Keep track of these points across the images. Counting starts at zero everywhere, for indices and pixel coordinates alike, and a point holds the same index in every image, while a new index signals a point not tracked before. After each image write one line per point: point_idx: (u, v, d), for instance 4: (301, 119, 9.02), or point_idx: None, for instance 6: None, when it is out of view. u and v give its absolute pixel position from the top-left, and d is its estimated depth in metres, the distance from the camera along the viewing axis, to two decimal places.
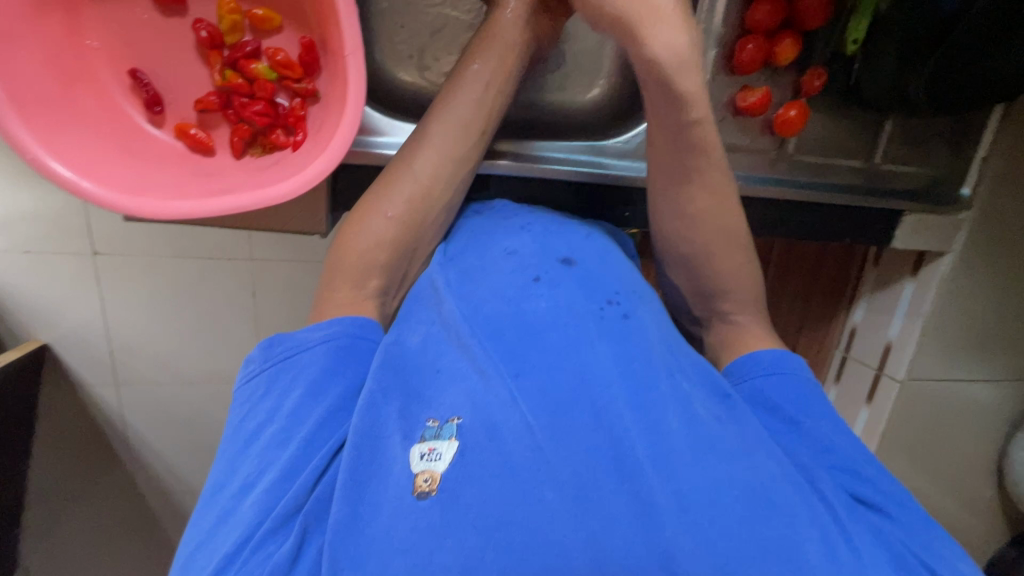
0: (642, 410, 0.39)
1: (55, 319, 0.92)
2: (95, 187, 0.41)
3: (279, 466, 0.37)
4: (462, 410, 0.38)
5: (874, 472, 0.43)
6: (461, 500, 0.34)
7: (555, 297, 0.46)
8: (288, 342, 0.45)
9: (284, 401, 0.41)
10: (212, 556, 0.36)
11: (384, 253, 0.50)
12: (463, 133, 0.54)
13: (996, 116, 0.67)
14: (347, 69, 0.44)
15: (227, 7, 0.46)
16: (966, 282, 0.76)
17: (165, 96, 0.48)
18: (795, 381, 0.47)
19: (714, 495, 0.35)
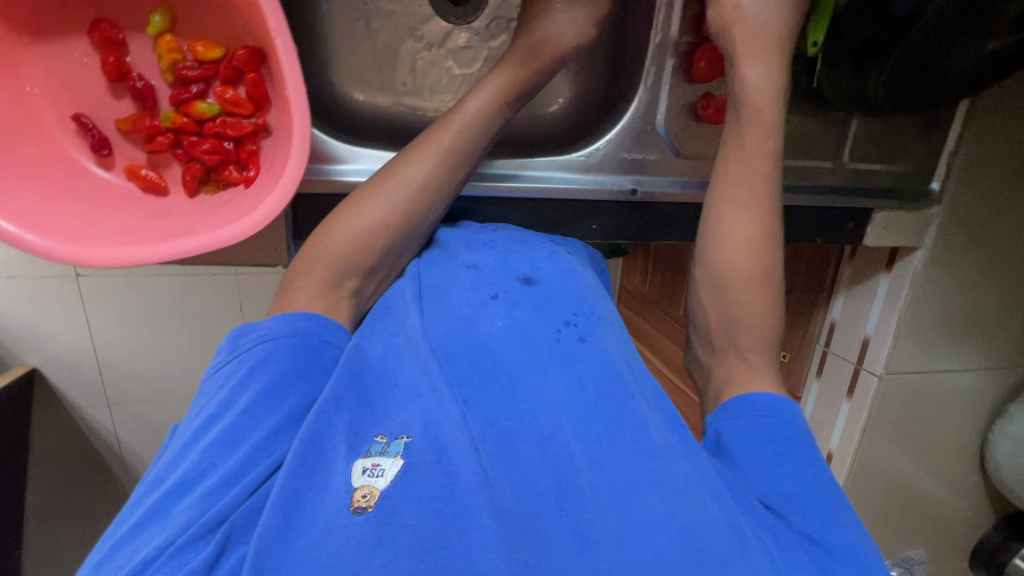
0: (593, 447, 0.38)
1: (38, 345, 0.92)
2: (40, 240, 0.41)
3: (219, 470, 0.35)
4: (413, 429, 0.38)
5: (838, 506, 0.41)
6: (397, 518, 0.33)
7: (512, 317, 0.47)
8: (251, 334, 0.44)
9: (236, 395, 0.39)
10: (127, 559, 0.32)
11: (367, 255, 0.49)
12: (467, 143, 0.54)
13: (962, 111, 0.67)
14: (291, 106, 0.44)
15: (166, 46, 0.46)
16: (940, 274, 0.76)
17: (111, 139, 0.48)
18: (787, 427, 0.45)
19: (651, 525, 0.35)
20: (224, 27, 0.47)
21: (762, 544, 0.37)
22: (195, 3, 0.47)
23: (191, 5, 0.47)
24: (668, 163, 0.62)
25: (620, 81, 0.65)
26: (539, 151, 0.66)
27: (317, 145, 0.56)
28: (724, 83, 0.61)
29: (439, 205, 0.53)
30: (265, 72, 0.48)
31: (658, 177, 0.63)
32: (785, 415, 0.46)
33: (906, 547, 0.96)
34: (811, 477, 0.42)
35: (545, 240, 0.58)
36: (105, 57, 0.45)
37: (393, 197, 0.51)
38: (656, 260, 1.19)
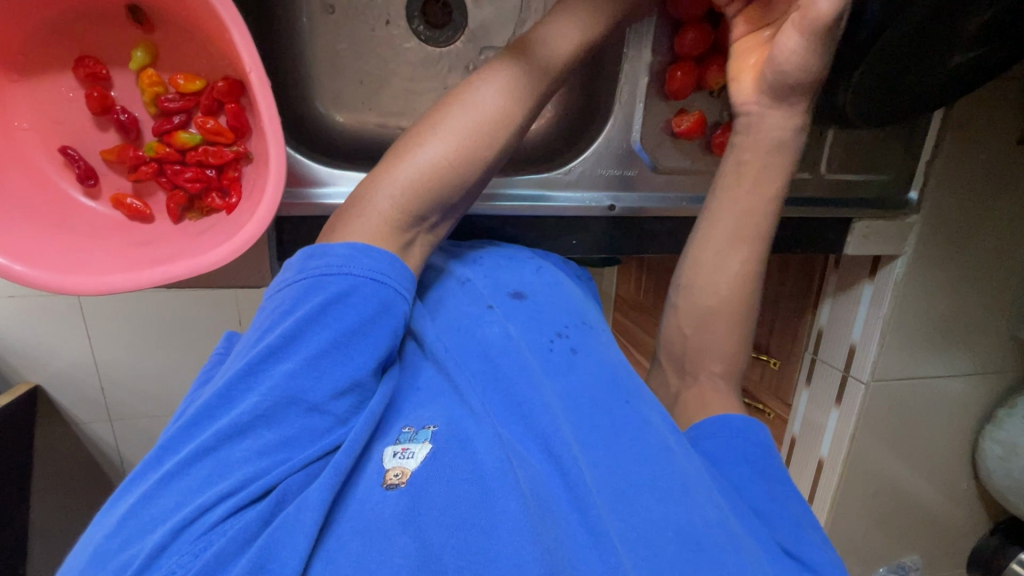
0: (596, 451, 0.41)
1: (41, 363, 0.94)
2: (27, 269, 0.42)
3: (280, 432, 0.36)
4: (439, 419, 0.39)
5: (808, 528, 0.43)
6: (428, 494, 0.35)
7: (509, 327, 0.48)
8: (328, 258, 0.41)
9: (306, 336, 0.38)
10: (177, 497, 0.33)
11: (443, 187, 0.46)
12: (535, 87, 0.49)
13: (937, 120, 0.68)
14: (268, 135, 0.46)
15: (148, 80, 0.47)
16: (922, 281, 0.76)
17: (97, 170, 0.49)
18: (760, 446, 0.48)
19: (660, 529, 0.37)
20: (204, 60, 0.49)
21: (754, 553, 0.38)
22: (176, 37, 0.48)
23: (172, 39, 0.48)
24: (646, 178, 0.63)
25: (598, 97, 0.66)
26: (523, 168, 0.67)
27: (299, 168, 0.57)
28: (698, 99, 0.62)
29: (493, 165, 0.49)
30: (245, 101, 0.49)
31: (636, 192, 0.63)
32: (756, 438, 0.48)
33: (901, 553, 0.96)
34: (783, 496, 0.45)
35: (531, 254, 0.58)
36: (89, 93, 0.47)
37: (460, 125, 0.47)
38: (649, 269, 1.20)
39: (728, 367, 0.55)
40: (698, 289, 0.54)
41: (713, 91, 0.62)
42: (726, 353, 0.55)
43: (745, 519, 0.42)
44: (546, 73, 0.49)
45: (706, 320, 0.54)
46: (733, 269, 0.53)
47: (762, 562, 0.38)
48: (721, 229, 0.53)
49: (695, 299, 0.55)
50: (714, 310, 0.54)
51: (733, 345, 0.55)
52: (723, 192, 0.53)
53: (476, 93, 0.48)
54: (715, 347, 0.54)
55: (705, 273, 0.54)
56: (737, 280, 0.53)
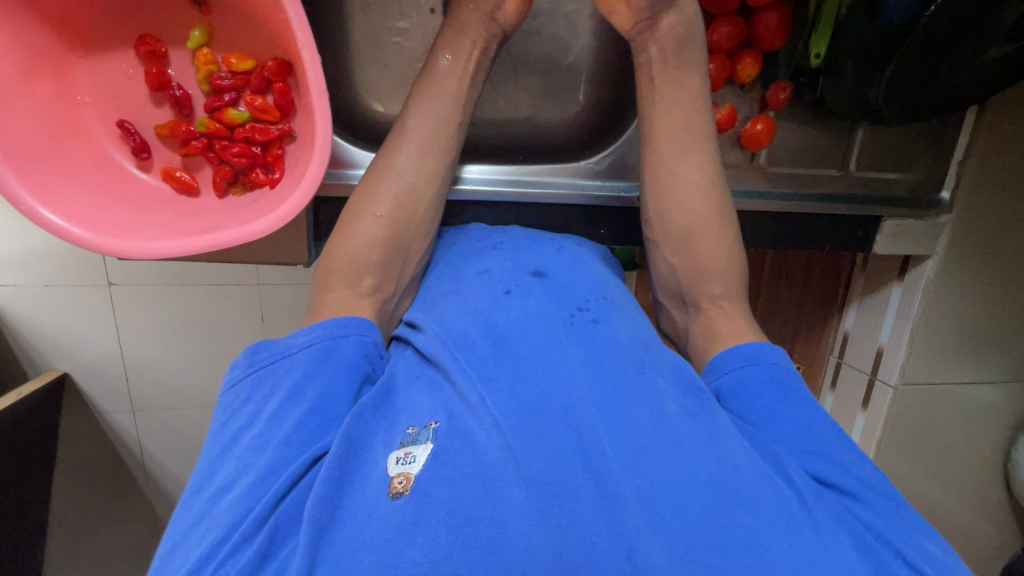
0: (615, 418, 0.40)
1: (71, 352, 0.96)
2: (84, 232, 0.45)
3: (256, 469, 0.38)
4: (439, 415, 0.40)
5: (851, 459, 0.42)
6: (432, 497, 0.34)
7: (527, 306, 0.49)
8: (273, 348, 0.46)
9: (264, 406, 0.42)
10: (186, 560, 0.35)
11: (376, 250, 0.52)
12: (440, 124, 0.56)
13: (969, 119, 0.67)
14: (314, 110, 0.48)
15: (203, 58, 0.50)
16: (953, 284, 0.75)
17: (150, 144, 0.52)
18: (775, 371, 0.47)
19: (676, 487, 0.36)
20: (255, 40, 0.51)
21: (795, 499, 0.38)
22: (231, 19, 0.51)
23: (227, 21, 0.51)
24: None
25: (629, 91, 0.68)
26: (555, 160, 0.69)
27: (338, 152, 0.59)
28: (728, 93, 0.64)
29: (418, 226, 0.55)
30: (292, 82, 0.52)
31: None
32: (768, 360, 0.48)
33: None
34: (807, 419, 0.44)
35: (554, 237, 0.60)
36: (149, 69, 0.50)
37: (387, 190, 0.54)
38: None
39: (726, 283, 0.55)
40: (670, 211, 0.56)
41: (744, 85, 0.63)
42: (722, 261, 0.55)
43: (785, 467, 0.40)
44: (455, 73, 0.57)
45: (693, 232, 0.56)
46: (695, 179, 0.56)
47: (802, 513, 0.37)
48: (665, 146, 0.56)
49: (668, 232, 0.57)
50: (692, 224, 0.56)
51: (728, 256, 0.56)
52: (654, 120, 0.57)
53: (389, 160, 0.55)
54: (708, 257, 0.55)
55: (668, 194, 0.56)
56: (702, 186, 0.56)
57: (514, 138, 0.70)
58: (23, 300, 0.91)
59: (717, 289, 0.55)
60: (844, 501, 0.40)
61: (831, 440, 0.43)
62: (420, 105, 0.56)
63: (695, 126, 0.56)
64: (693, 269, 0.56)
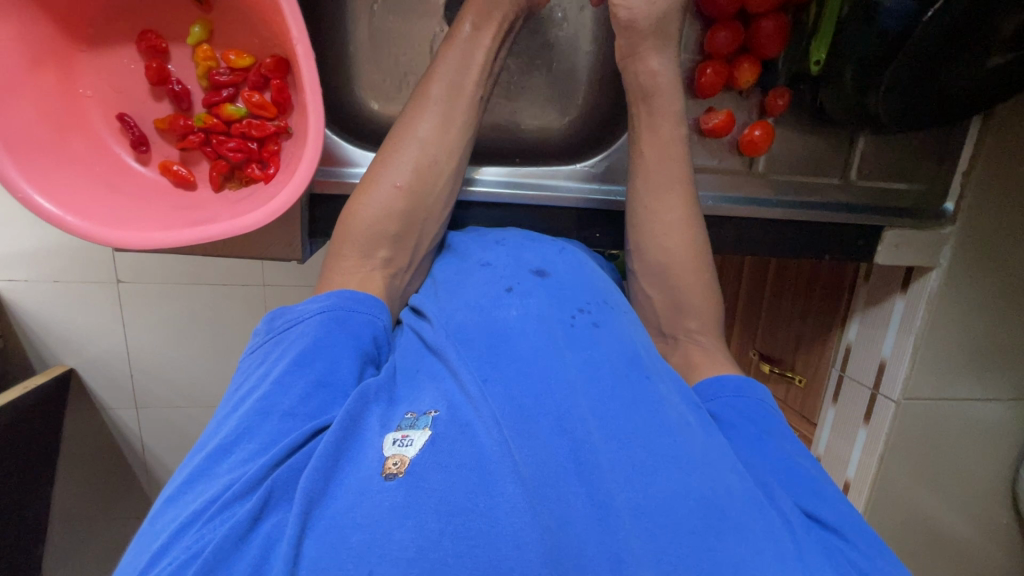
0: (611, 422, 0.39)
1: (77, 347, 0.98)
2: (79, 221, 0.45)
3: (257, 437, 0.37)
4: (440, 405, 0.40)
5: (836, 497, 0.42)
6: (426, 482, 0.34)
7: (527, 306, 0.48)
8: (287, 316, 0.47)
9: (272, 369, 0.42)
10: (179, 513, 0.35)
11: (394, 222, 0.52)
12: (459, 96, 0.56)
13: (974, 129, 0.66)
14: (309, 107, 0.48)
15: (203, 54, 0.51)
16: (957, 298, 0.74)
17: (149, 138, 0.53)
18: (758, 407, 0.47)
19: (671, 503, 0.35)
20: (254, 38, 0.52)
21: (784, 527, 0.37)
22: (231, 17, 0.52)
23: (227, 19, 0.52)
24: None
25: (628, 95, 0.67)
26: (557, 161, 0.70)
27: (335, 149, 0.60)
28: (726, 99, 0.64)
29: (436, 198, 0.55)
30: (289, 79, 0.53)
31: None
32: (751, 396, 0.47)
33: None
34: (793, 453, 0.44)
35: (554, 240, 0.60)
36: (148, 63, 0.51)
37: (406, 160, 0.53)
38: None
39: (703, 318, 0.55)
40: (647, 246, 0.57)
41: (743, 91, 0.63)
42: (700, 295, 0.56)
43: (775, 497, 0.39)
44: (483, 45, 0.56)
45: (670, 269, 0.56)
46: (672, 218, 0.56)
47: (792, 544, 0.36)
48: (649, 175, 0.57)
49: (645, 265, 0.57)
50: (669, 262, 0.56)
51: (704, 287, 0.56)
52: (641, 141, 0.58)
53: (410, 128, 0.54)
54: (685, 291, 0.56)
55: (646, 231, 0.57)
56: (680, 226, 0.56)
57: (513, 140, 0.70)
58: (30, 294, 0.93)
59: (694, 324, 0.55)
60: (831, 539, 0.39)
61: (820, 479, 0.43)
62: (441, 72, 0.55)
63: (672, 166, 0.57)
64: (660, 277, 0.56)
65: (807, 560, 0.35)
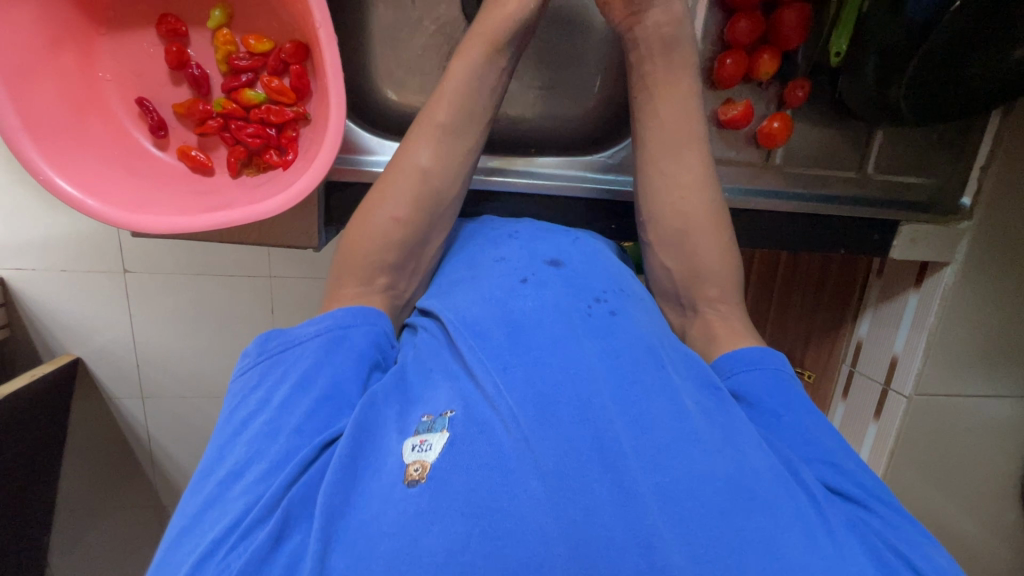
0: (629, 409, 0.39)
1: (85, 336, 0.98)
2: (98, 203, 0.45)
3: (268, 458, 0.37)
4: (455, 405, 0.39)
5: (855, 466, 0.42)
6: (449, 485, 0.33)
7: (544, 297, 0.48)
8: (283, 338, 0.46)
9: (274, 393, 0.42)
10: (197, 542, 0.35)
11: (390, 253, 0.51)
12: (467, 121, 0.55)
13: (993, 123, 0.66)
14: (330, 91, 0.48)
15: (222, 39, 0.51)
16: (971, 294, 0.74)
17: (168, 122, 0.53)
18: (779, 377, 0.46)
19: (697, 486, 0.35)
20: (274, 22, 0.52)
21: (810, 503, 0.37)
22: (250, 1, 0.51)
23: (247, 3, 0.52)
24: None
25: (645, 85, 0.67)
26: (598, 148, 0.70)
27: (352, 138, 0.60)
28: (745, 90, 0.63)
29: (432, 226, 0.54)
30: (308, 65, 0.52)
31: None
32: (772, 365, 0.47)
33: None
34: (812, 425, 0.44)
35: (568, 229, 0.60)
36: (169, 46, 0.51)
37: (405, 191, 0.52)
38: None
39: (717, 280, 0.54)
40: (662, 213, 0.56)
41: (761, 83, 0.63)
42: (715, 256, 0.55)
43: (800, 473, 0.39)
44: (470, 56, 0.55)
45: (687, 232, 0.55)
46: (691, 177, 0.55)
47: (818, 518, 0.36)
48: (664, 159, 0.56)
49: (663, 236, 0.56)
50: (687, 224, 0.55)
51: (722, 255, 0.55)
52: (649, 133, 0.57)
53: (408, 155, 0.53)
54: (703, 255, 0.55)
55: (662, 195, 0.56)
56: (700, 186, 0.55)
57: (527, 131, 0.70)
58: (40, 282, 0.93)
59: (712, 290, 0.54)
60: (858, 511, 0.39)
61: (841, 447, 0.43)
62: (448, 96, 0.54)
63: (688, 126, 0.56)
64: (678, 240, 0.55)
65: (833, 531, 0.36)
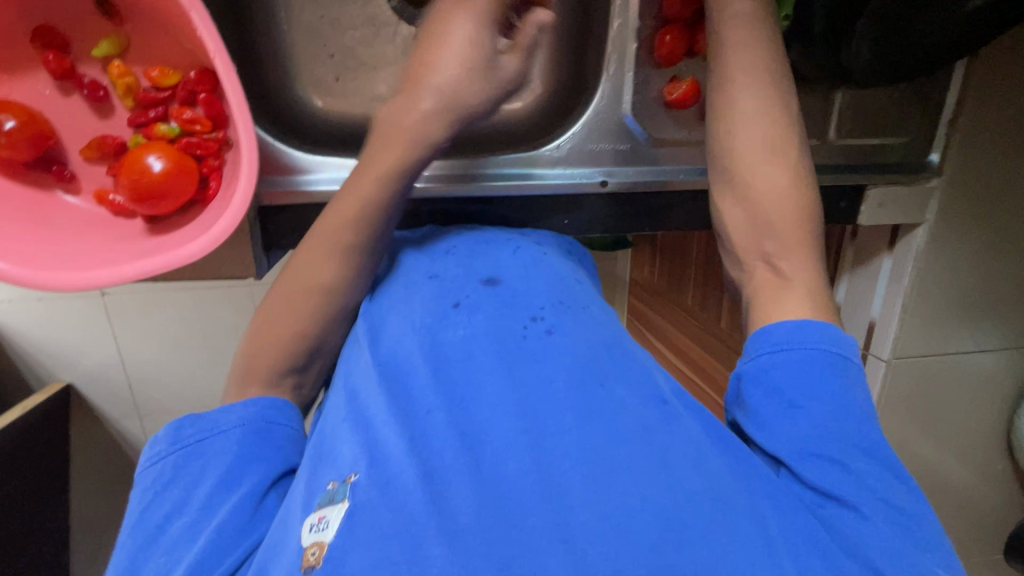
0: (552, 441, 0.36)
1: (72, 362, 0.96)
2: (10, 268, 0.43)
3: (187, 563, 0.35)
4: (360, 466, 0.36)
5: (865, 467, 0.38)
6: (345, 568, 0.30)
7: (474, 324, 0.45)
8: (200, 424, 0.43)
9: (193, 492, 0.39)
10: None
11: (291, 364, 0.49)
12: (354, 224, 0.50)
13: (959, 73, 0.62)
14: (238, 121, 0.45)
15: (117, 71, 0.47)
16: (945, 251, 0.71)
17: (78, 168, 0.50)
18: (816, 360, 0.42)
19: (627, 519, 0.32)
20: (172, 47, 0.49)
21: (765, 509, 0.35)
22: (148, 29, 0.48)
23: (141, 31, 0.48)
24: (640, 151, 0.61)
25: (588, 68, 0.64)
26: (540, 142, 0.65)
27: (283, 158, 0.57)
28: (692, 66, 0.60)
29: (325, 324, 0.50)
30: (219, 90, 0.49)
31: (630, 167, 0.61)
32: (806, 338, 0.42)
33: None
34: (830, 413, 0.40)
35: (510, 237, 0.57)
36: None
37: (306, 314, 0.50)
38: (664, 250, 1.24)
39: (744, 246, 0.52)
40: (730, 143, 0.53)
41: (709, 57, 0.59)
42: (772, 205, 0.50)
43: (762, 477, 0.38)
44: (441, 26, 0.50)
45: (738, 160, 0.52)
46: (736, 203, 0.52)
47: (776, 530, 0.34)
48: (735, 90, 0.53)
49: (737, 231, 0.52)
50: (741, 158, 0.52)
51: (788, 208, 0.50)
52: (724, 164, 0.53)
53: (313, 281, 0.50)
54: (753, 192, 0.51)
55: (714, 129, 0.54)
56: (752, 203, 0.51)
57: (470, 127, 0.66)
58: (17, 314, 0.90)
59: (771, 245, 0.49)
60: (844, 514, 0.37)
61: (846, 441, 0.39)
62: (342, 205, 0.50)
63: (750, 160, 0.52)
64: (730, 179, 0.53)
65: (778, 540, 0.34)
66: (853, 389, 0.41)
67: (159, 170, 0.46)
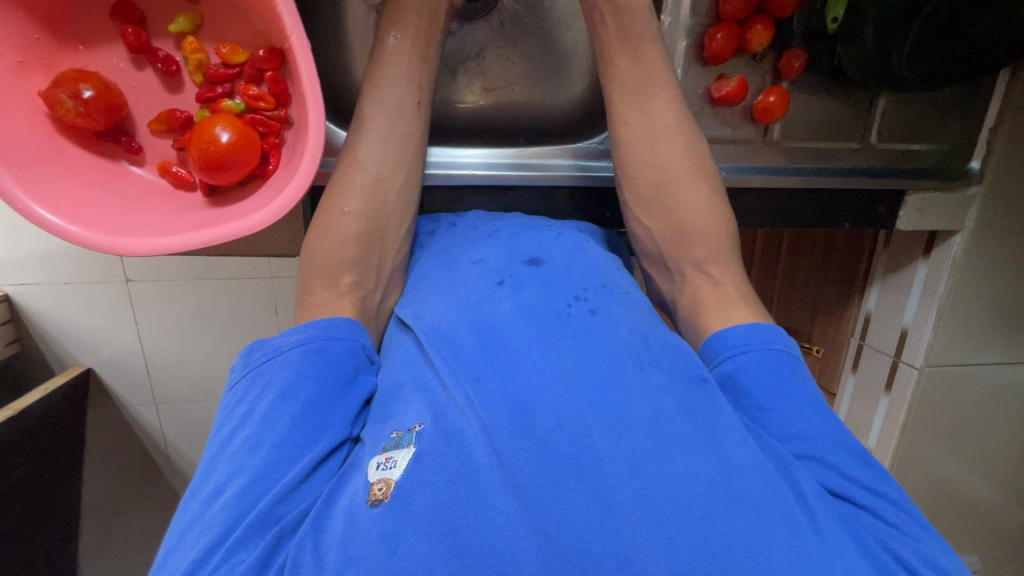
0: (604, 412, 0.37)
1: (93, 347, 0.92)
2: (81, 229, 0.45)
3: (248, 472, 0.36)
4: (425, 417, 0.38)
5: (856, 466, 0.39)
6: (413, 505, 0.32)
7: (519, 299, 0.46)
8: (265, 347, 0.44)
9: (255, 406, 0.40)
10: (179, 562, 0.34)
11: (351, 248, 0.50)
12: (397, 112, 0.55)
13: (1003, 82, 0.63)
14: (305, 96, 0.47)
15: (190, 47, 0.50)
16: (982, 260, 0.71)
17: (145, 140, 0.52)
18: (774, 357, 0.44)
19: (680, 492, 0.33)
20: (242, 26, 0.51)
21: (796, 500, 0.35)
22: (220, 9, 0.50)
23: (215, 11, 0.51)
24: None
25: None
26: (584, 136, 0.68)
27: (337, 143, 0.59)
28: (739, 64, 0.61)
29: (374, 202, 0.53)
30: (284, 69, 0.51)
31: None
32: (765, 340, 0.45)
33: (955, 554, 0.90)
34: (816, 419, 0.41)
35: (551, 223, 0.58)
36: (55, 95, 0.46)
37: (355, 185, 0.52)
38: None
39: (709, 244, 0.53)
40: (637, 172, 0.56)
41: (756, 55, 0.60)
42: (701, 217, 0.54)
43: (792, 471, 0.37)
44: None
45: (663, 185, 0.55)
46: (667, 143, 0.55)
47: (806, 519, 0.34)
48: (629, 124, 0.56)
49: (643, 193, 0.56)
50: (663, 179, 0.55)
51: (715, 217, 0.54)
52: (627, 148, 0.57)
53: (355, 164, 0.53)
54: (683, 210, 0.54)
55: (634, 158, 0.56)
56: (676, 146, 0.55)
57: (515, 123, 0.69)
58: (43, 297, 0.87)
59: (700, 253, 0.53)
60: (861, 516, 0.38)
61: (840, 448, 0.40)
62: (375, 95, 0.55)
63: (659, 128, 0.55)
64: (658, 197, 0.55)
65: (820, 522, 0.35)
66: (806, 382, 0.44)
67: (226, 141, 0.47)
